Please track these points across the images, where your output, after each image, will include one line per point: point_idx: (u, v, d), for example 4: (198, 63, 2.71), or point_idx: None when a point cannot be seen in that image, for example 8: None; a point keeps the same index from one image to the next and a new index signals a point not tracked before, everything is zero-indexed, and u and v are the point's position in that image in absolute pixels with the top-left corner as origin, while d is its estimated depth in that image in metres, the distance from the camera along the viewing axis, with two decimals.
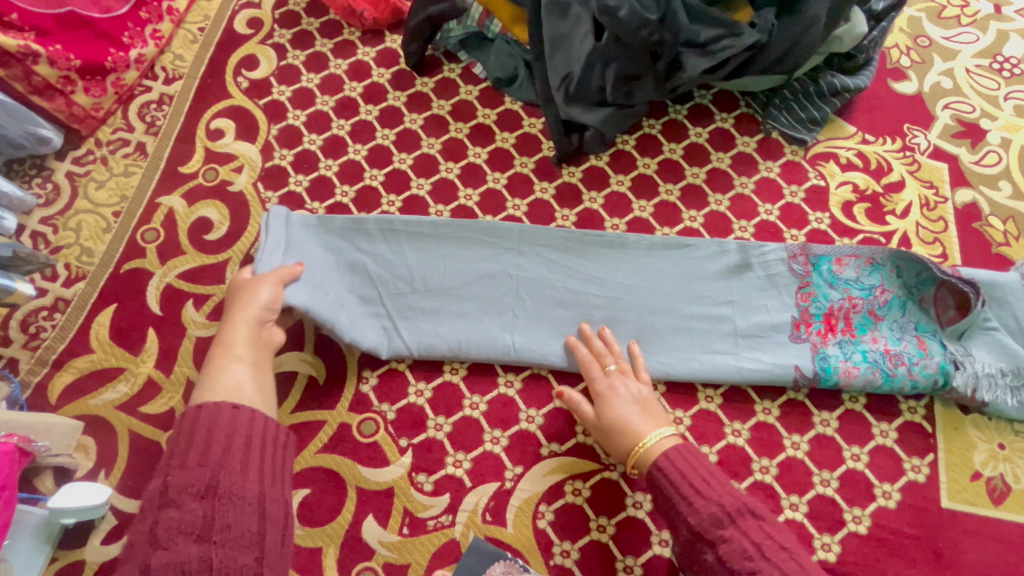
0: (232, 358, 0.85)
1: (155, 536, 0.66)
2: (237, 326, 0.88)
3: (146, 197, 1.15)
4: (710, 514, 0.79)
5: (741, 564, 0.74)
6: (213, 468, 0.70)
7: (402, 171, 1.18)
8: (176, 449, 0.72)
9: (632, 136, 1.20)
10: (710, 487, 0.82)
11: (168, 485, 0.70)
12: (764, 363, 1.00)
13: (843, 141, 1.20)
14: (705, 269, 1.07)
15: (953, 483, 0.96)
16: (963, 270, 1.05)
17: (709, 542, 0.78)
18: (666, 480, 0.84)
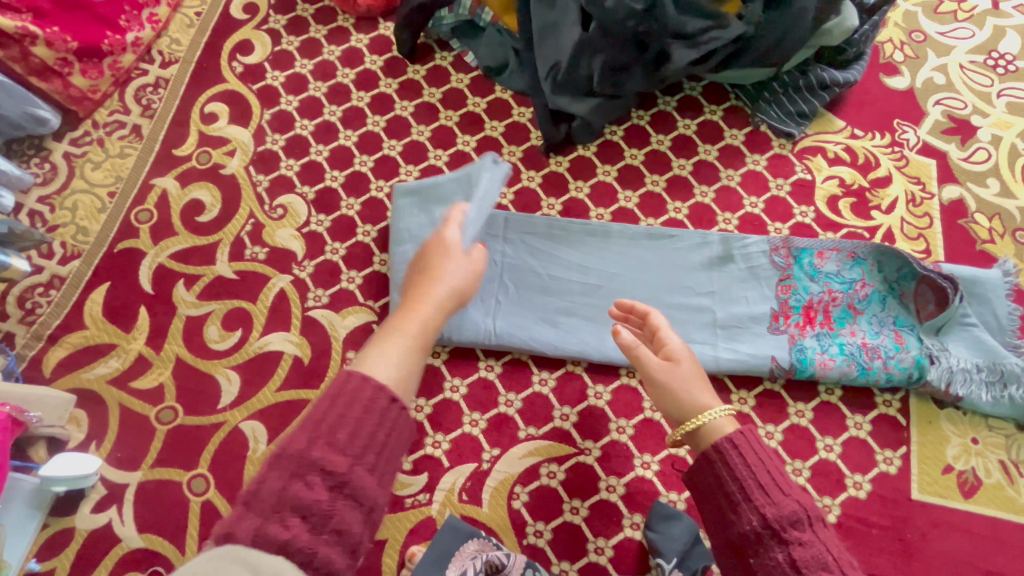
0: (411, 318, 0.69)
1: (275, 509, 0.49)
2: (436, 284, 0.75)
3: (141, 178, 1.17)
4: (792, 512, 0.69)
5: (817, 572, 0.64)
6: (361, 458, 0.53)
7: (392, 157, 1.19)
8: (338, 412, 0.54)
9: (620, 127, 1.21)
10: (793, 488, 0.71)
11: (314, 452, 0.52)
12: (741, 353, 1.01)
13: (832, 135, 1.20)
14: (687, 259, 1.08)
15: (924, 476, 0.97)
16: (944, 266, 1.05)
17: (783, 540, 0.67)
18: (744, 465, 0.73)
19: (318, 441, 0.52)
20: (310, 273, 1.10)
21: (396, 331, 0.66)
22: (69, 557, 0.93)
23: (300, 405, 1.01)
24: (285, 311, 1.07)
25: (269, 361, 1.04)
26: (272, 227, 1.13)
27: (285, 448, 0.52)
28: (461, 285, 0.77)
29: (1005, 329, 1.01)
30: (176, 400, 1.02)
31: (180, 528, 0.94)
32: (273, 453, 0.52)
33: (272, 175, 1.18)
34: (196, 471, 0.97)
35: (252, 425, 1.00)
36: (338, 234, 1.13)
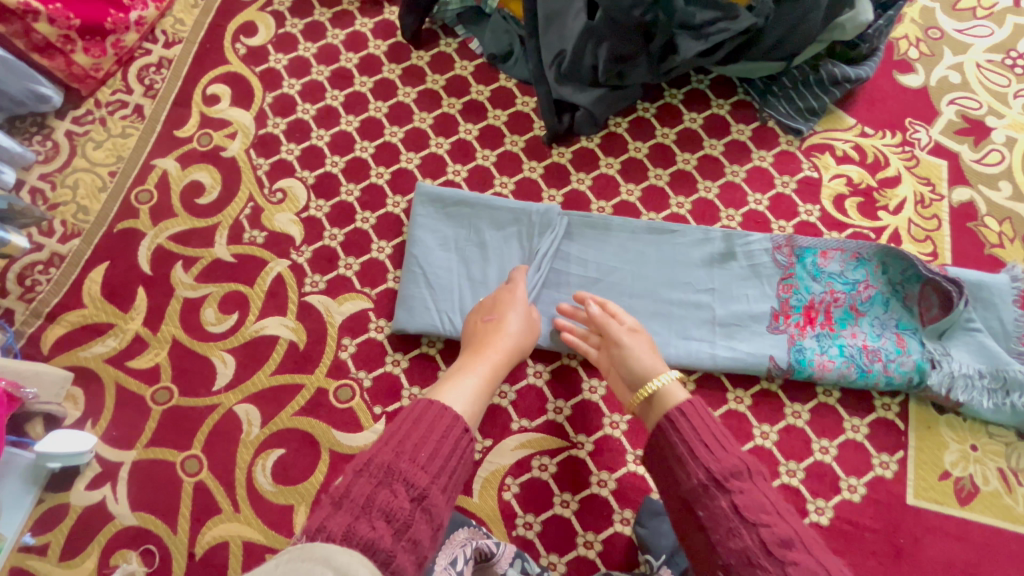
0: (480, 362, 0.86)
1: (365, 509, 0.60)
2: (502, 335, 0.91)
3: (142, 159, 1.17)
4: (734, 465, 0.72)
5: (759, 516, 0.68)
6: (437, 478, 0.66)
7: (393, 144, 1.18)
8: (416, 432, 0.68)
9: (625, 119, 1.19)
10: (733, 445, 0.75)
11: (394, 464, 0.64)
12: (739, 351, 1.00)
13: (841, 133, 1.18)
14: (689, 256, 1.06)
15: (920, 481, 0.96)
16: (951, 269, 1.03)
17: (727, 490, 0.71)
18: (690, 426, 0.77)
19: (403, 456, 0.65)
20: (307, 258, 1.10)
21: (466, 372, 0.84)
22: (63, 532, 0.94)
23: (295, 390, 1.01)
24: (281, 296, 1.07)
25: (265, 345, 1.04)
26: (271, 211, 1.13)
27: (374, 459, 0.65)
28: (521, 342, 0.92)
29: (1010, 336, 0.99)
30: (171, 380, 1.02)
31: (172, 508, 0.95)
32: (364, 462, 0.64)
33: (273, 159, 1.17)
34: (190, 452, 0.98)
35: (246, 408, 1.00)
36: (337, 220, 1.12)
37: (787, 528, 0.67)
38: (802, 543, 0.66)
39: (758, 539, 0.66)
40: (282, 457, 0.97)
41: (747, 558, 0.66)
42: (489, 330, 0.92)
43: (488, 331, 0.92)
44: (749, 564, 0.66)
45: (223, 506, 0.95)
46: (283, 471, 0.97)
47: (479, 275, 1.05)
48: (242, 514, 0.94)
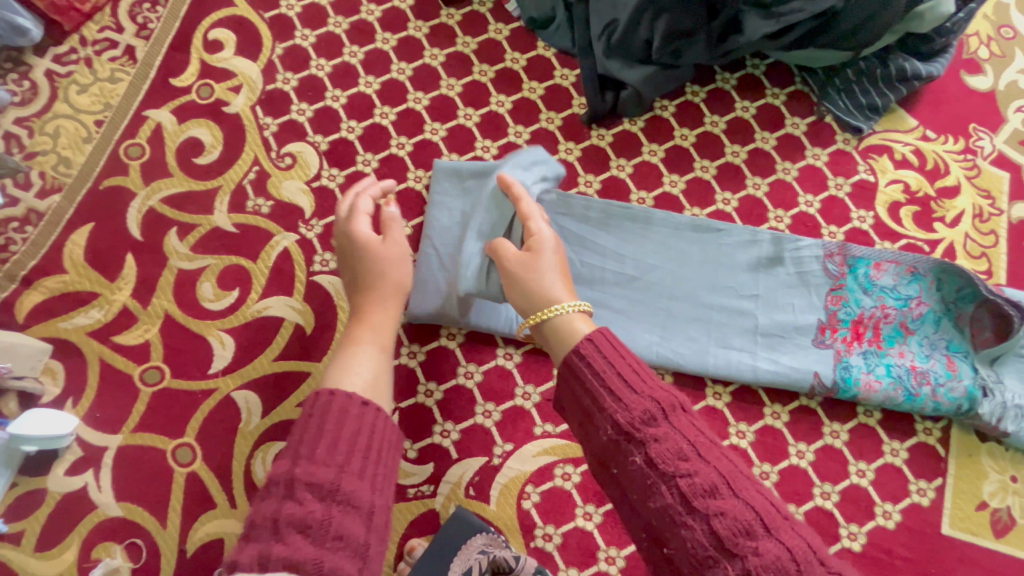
0: (369, 330, 0.76)
1: (275, 528, 0.51)
2: (378, 289, 0.79)
3: (132, 108, 1.04)
4: (644, 408, 0.59)
5: (674, 465, 0.55)
6: (343, 467, 0.56)
7: (416, 112, 1.07)
8: (308, 432, 0.58)
9: (673, 102, 1.09)
10: (645, 381, 0.62)
11: (296, 469, 0.55)
12: (782, 366, 0.93)
13: (902, 135, 1.10)
14: (734, 258, 0.98)
15: (957, 511, 0.92)
16: (1009, 291, 0.97)
17: (638, 440, 0.58)
18: (590, 372, 0.64)
19: (300, 459, 0.56)
20: (318, 233, 0.99)
21: (352, 346, 0.73)
22: (40, 520, 0.85)
23: (299, 379, 0.92)
24: (288, 273, 0.97)
25: (268, 327, 0.95)
26: (278, 177, 1.02)
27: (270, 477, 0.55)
28: (398, 277, 0.81)
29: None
30: (162, 360, 0.93)
31: (161, 500, 0.87)
32: (263, 487, 0.55)
33: (282, 119, 1.05)
34: (182, 439, 0.89)
35: (246, 396, 0.91)
36: None
37: (710, 472, 0.55)
38: (728, 487, 0.54)
39: (675, 492, 0.54)
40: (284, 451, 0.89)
41: (668, 517, 0.54)
42: (363, 291, 0.80)
43: (362, 293, 0.80)
44: (670, 522, 0.54)
45: (218, 500, 0.87)
46: None
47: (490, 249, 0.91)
48: (239, 511, 0.87)
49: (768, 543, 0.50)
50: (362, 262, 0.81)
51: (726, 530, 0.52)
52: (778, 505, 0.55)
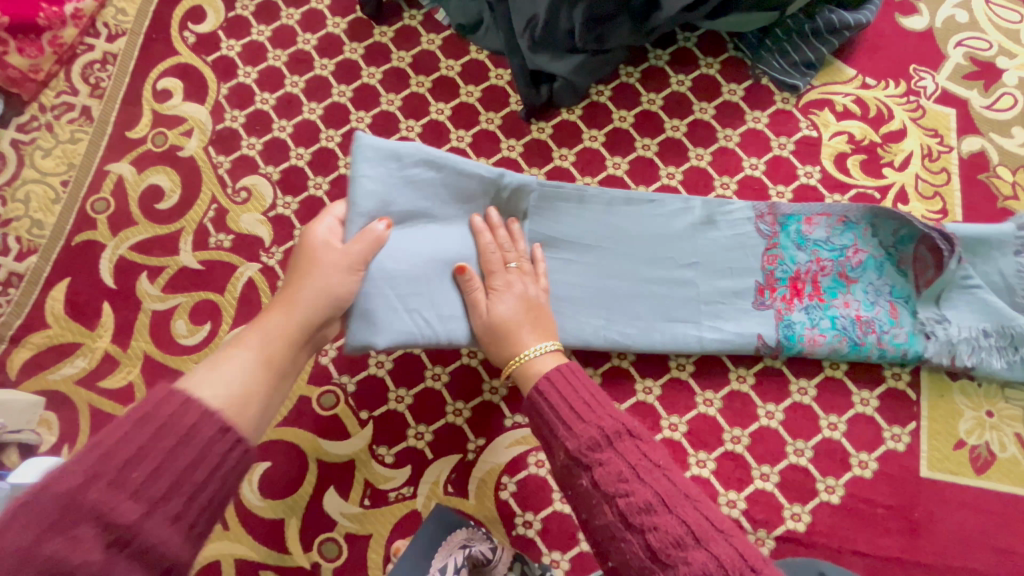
0: (261, 336, 0.72)
1: (20, 564, 0.47)
2: (303, 290, 0.76)
3: (94, 165, 1.10)
4: (590, 436, 0.68)
5: (615, 487, 0.64)
6: (154, 503, 0.53)
7: (360, 131, 1.10)
8: (124, 450, 0.54)
9: (608, 86, 1.11)
10: (595, 411, 0.70)
11: (87, 495, 0.51)
12: (726, 333, 0.94)
13: (841, 86, 1.10)
14: (668, 229, 0.98)
15: (934, 452, 0.92)
16: (953, 225, 0.95)
17: (587, 466, 0.67)
18: (546, 404, 0.73)
19: (100, 481, 0.52)
20: (279, 260, 1.03)
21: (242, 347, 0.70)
22: None
23: None
24: (254, 302, 1.01)
25: None
26: (236, 212, 1.06)
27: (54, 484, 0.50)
28: (333, 287, 0.77)
29: (1013, 288, 0.93)
30: None
31: None
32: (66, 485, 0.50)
33: (234, 155, 1.09)
34: None
35: None
36: (306, 217, 1.05)
37: (646, 492, 0.63)
38: (664, 504, 0.62)
39: (616, 511, 0.64)
40: (268, 470, 0.93)
41: (611, 532, 0.64)
42: (289, 286, 0.78)
43: (286, 290, 0.77)
44: (612, 536, 0.64)
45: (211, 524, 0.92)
46: (270, 484, 0.93)
47: (447, 260, 0.86)
48: (232, 532, 0.91)
49: (695, 554, 0.58)
50: (303, 267, 0.79)
51: (660, 544, 0.60)
52: (714, 517, 0.62)
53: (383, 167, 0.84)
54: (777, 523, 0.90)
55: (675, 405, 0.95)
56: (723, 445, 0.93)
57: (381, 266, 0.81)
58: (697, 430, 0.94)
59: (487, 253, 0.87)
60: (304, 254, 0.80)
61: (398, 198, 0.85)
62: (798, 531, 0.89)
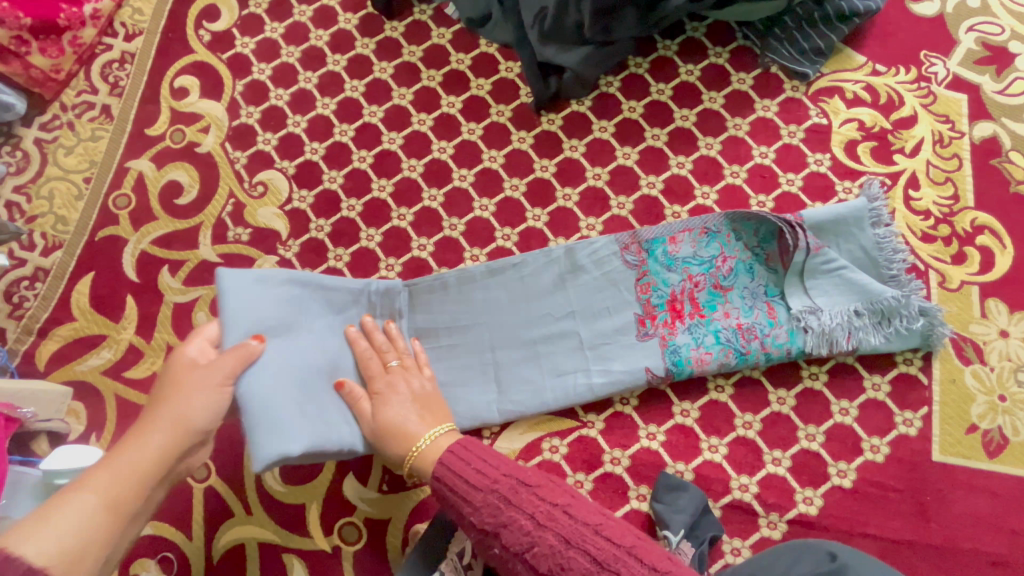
0: (108, 472, 0.67)
1: None
2: (158, 422, 0.72)
3: (115, 162, 1.13)
4: (487, 503, 0.69)
5: (522, 543, 0.66)
6: None
7: (372, 125, 1.12)
8: None
9: (617, 77, 1.12)
10: (486, 475, 0.71)
11: None
12: (614, 373, 0.93)
13: (851, 73, 1.10)
14: (521, 282, 0.97)
15: (946, 436, 0.92)
16: (807, 214, 0.97)
17: (493, 533, 0.68)
18: (445, 486, 0.73)
19: None
20: (296, 252, 1.06)
21: (86, 483, 0.66)
22: None
23: None
24: None
25: None
26: (253, 206, 1.08)
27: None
28: (189, 415, 0.72)
29: (876, 261, 0.97)
30: None
31: (185, 515, 0.94)
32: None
33: (250, 151, 1.12)
34: None
35: None
36: (322, 210, 1.08)
37: (550, 538, 0.65)
38: (569, 544, 0.64)
39: (530, 567, 0.65)
40: None
41: None
42: (144, 416, 0.73)
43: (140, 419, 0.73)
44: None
45: (235, 509, 0.94)
46: (291, 470, 0.95)
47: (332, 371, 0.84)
48: (256, 517, 0.94)
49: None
50: (167, 394, 0.74)
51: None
52: (615, 536, 0.65)
53: (255, 286, 0.81)
54: (789, 507, 0.91)
55: (687, 391, 0.97)
56: (735, 430, 0.94)
57: (254, 379, 0.76)
58: (708, 416, 0.95)
59: (364, 359, 0.85)
60: (169, 377, 0.75)
61: (289, 318, 0.83)
62: (810, 514, 0.90)
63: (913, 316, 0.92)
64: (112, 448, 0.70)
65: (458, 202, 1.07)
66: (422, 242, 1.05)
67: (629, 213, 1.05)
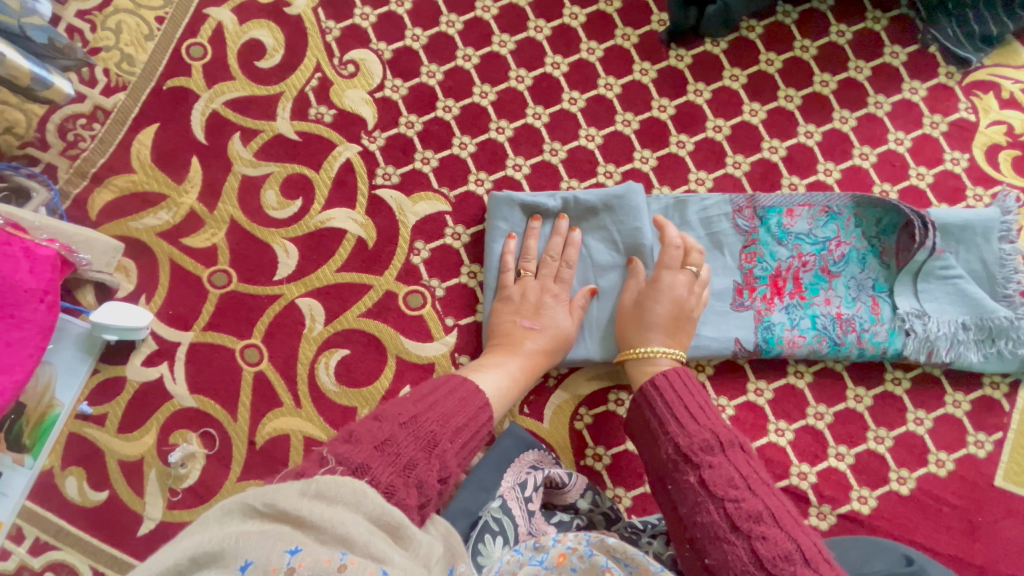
0: (508, 359, 0.80)
1: (407, 467, 0.53)
2: (534, 337, 0.83)
3: (193, 6, 1.01)
4: (704, 438, 0.65)
5: (725, 490, 0.60)
6: (452, 438, 0.58)
7: (484, 22, 1.00)
8: (439, 402, 0.60)
9: (761, 23, 1.01)
10: (708, 416, 0.68)
11: (413, 422, 0.57)
12: (702, 338, 0.89)
13: (1014, 71, 0.99)
14: (635, 225, 0.88)
15: (1013, 465, 0.91)
16: (934, 213, 0.91)
17: (695, 463, 0.64)
18: (661, 401, 0.71)
19: (436, 425, 0.58)
20: (380, 146, 0.97)
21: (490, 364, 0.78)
22: (122, 405, 0.91)
23: (361, 290, 0.94)
24: (350, 186, 0.96)
25: (331, 237, 0.95)
26: (341, 86, 0.99)
27: (419, 419, 0.57)
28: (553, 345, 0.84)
29: (993, 277, 0.91)
30: (229, 264, 0.94)
31: (231, 395, 0.92)
32: (409, 417, 0.57)
33: (344, 23, 1.00)
34: (249, 340, 0.93)
35: (309, 303, 0.93)
36: (415, 106, 0.98)
37: (758, 503, 0.59)
38: (773, 518, 0.59)
39: (723, 513, 0.59)
40: (347, 357, 0.92)
41: (713, 533, 0.59)
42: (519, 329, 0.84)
43: (519, 329, 0.84)
44: (714, 539, 0.59)
45: (284, 400, 0.91)
46: (347, 371, 0.92)
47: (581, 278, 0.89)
48: (304, 411, 0.91)
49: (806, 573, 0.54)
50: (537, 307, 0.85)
51: (769, 555, 0.56)
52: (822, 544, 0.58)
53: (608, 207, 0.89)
54: (843, 502, 0.90)
55: (765, 370, 0.93)
56: (805, 419, 0.92)
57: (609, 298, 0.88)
58: (781, 399, 0.92)
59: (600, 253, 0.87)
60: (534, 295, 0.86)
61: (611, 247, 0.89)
62: (861, 512, 0.90)
63: (1020, 340, 0.88)
64: (508, 344, 0.82)
65: (563, 125, 0.98)
66: (517, 161, 0.97)
67: (743, 175, 0.97)
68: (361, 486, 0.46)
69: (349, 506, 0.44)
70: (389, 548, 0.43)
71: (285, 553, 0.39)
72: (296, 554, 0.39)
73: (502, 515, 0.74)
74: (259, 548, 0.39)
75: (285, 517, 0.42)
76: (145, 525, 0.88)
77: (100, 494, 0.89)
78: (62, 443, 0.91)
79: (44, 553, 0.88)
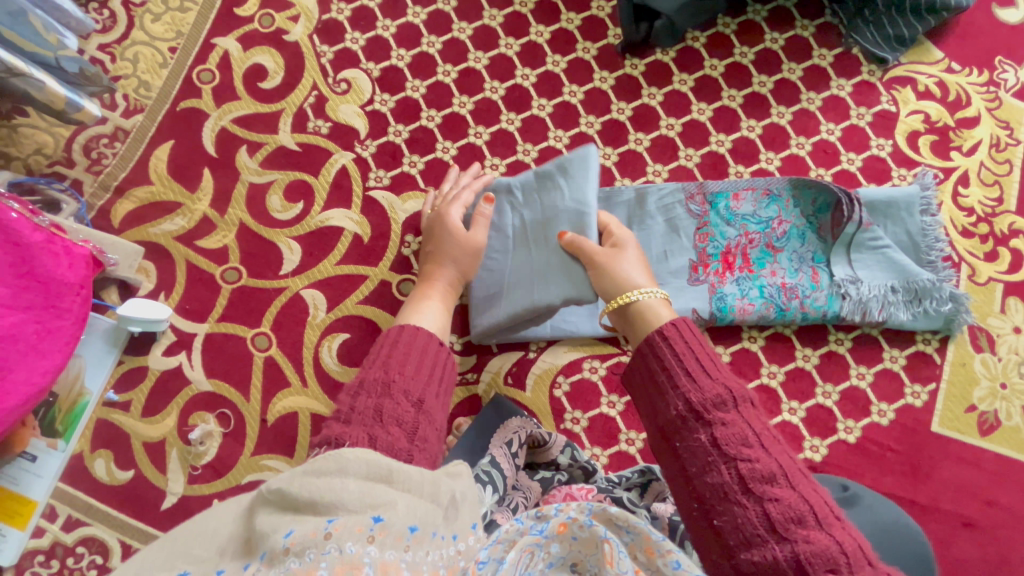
0: (432, 292, 0.86)
1: (375, 417, 0.61)
2: (446, 264, 0.89)
3: (202, 37, 1.14)
4: (717, 394, 0.62)
5: (738, 450, 0.58)
6: (395, 372, 0.65)
7: (461, 41, 1.14)
8: (376, 356, 0.67)
9: (704, 33, 1.15)
10: (721, 371, 0.65)
11: (362, 380, 0.64)
12: None
13: (927, 67, 1.13)
14: (585, 182, 0.91)
15: (947, 411, 1.02)
16: (862, 192, 1.03)
17: (707, 421, 0.61)
18: (671, 352, 0.67)
19: (390, 373, 0.65)
20: (372, 153, 1.09)
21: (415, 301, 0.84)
22: (145, 391, 1.01)
23: (359, 280, 1.05)
24: (346, 188, 1.08)
25: (330, 234, 1.06)
26: (335, 101, 1.11)
27: (365, 379, 0.64)
28: (465, 266, 0.89)
29: (918, 245, 1.03)
30: (239, 262, 1.05)
31: (245, 378, 1.02)
32: (357, 384, 0.64)
33: (337, 47, 1.13)
34: (259, 329, 1.03)
35: (313, 294, 1.04)
36: (402, 116, 1.11)
37: (771, 463, 0.57)
38: (786, 478, 0.57)
39: (735, 474, 0.57)
40: (347, 340, 1.02)
41: (724, 494, 0.57)
42: (430, 264, 0.90)
43: (431, 262, 0.90)
44: (724, 498, 0.57)
45: (292, 380, 1.01)
46: (348, 352, 1.02)
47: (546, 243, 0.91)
48: (310, 389, 1.01)
49: (817, 534, 0.52)
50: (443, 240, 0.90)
51: (780, 516, 0.54)
52: (831, 503, 0.56)
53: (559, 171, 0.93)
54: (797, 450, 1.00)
55: (722, 336, 1.05)
56: (760, 378, 1.03)
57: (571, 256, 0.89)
58: (738, 362, 1.03)
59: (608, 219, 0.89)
60: (436, 228, 0.92)
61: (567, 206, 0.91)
62: (814, 460, 1.00)
63: (942, 299, 1.00)
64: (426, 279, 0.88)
65: (534, 129, 1.10)
66: (494, 161, 1.09)
67: (695, 165, 1.09)
68: (338, 453, 0.51)
69: (337, 474, 0.49)
70: (388, 493, 0.50)
71: (281, 536, 0.44)
72: (290, 535, 0.44)
73: (491, 468, 0.83)
74: (267, 540, 0.45)
75: (286, 504, 0.47)
76: (168, 499, 0.97)
77: (127, 473, 0.99)
78: (91, 428, 1.00)
79: (76, 529, 0.96)
